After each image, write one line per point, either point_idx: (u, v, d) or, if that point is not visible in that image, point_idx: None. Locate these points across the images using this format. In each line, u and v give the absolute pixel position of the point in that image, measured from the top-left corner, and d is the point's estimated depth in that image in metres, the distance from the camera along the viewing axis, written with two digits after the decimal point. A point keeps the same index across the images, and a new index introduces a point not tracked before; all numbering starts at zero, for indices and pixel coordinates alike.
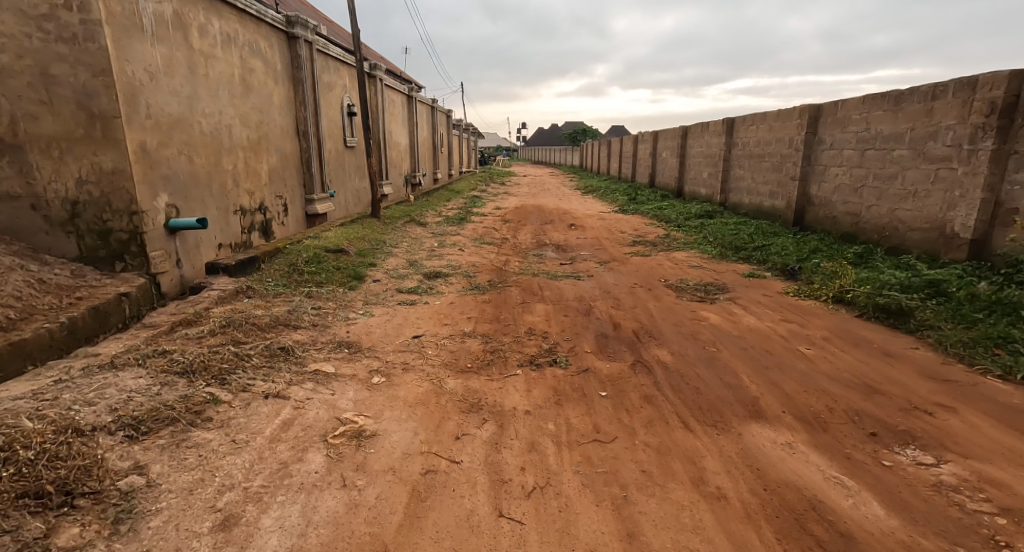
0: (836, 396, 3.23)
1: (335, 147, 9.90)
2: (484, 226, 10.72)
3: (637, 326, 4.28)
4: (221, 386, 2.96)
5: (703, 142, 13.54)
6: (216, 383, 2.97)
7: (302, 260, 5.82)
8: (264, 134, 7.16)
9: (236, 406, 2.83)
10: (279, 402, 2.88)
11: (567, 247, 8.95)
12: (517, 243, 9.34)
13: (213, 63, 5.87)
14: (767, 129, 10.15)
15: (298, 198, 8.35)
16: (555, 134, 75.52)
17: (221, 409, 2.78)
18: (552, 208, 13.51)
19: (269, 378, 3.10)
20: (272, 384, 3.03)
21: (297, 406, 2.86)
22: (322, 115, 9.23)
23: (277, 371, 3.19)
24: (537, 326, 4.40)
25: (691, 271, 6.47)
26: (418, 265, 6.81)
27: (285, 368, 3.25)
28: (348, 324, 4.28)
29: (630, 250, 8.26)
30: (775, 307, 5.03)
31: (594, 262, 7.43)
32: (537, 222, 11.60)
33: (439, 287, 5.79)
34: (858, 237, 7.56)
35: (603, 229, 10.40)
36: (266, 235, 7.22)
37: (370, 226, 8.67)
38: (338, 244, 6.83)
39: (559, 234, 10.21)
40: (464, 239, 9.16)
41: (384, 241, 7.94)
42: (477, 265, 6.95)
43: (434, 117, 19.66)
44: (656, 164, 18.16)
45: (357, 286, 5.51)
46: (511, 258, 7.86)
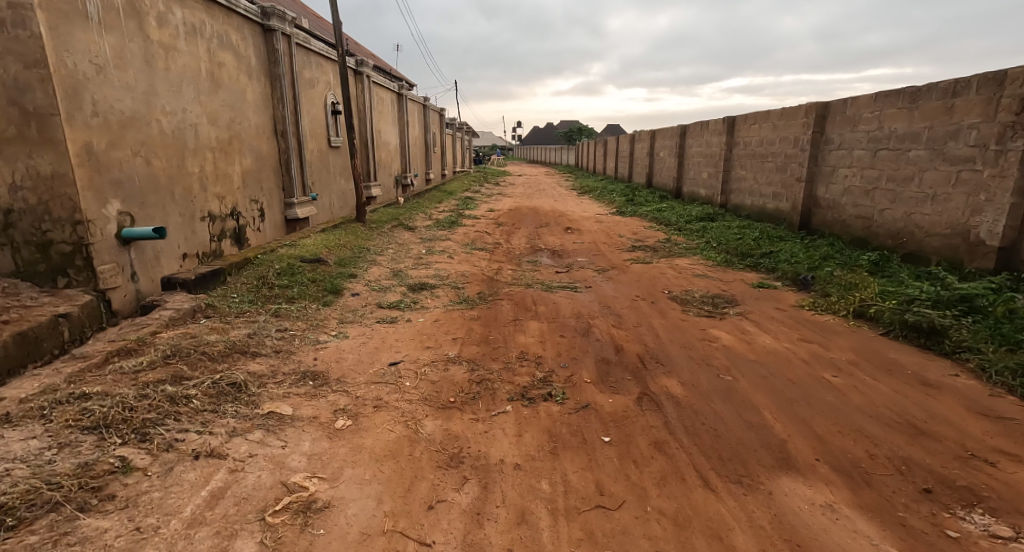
0: (876, 438, 2.76)
1: (318, 147, 9.42)
2: (476, 230, 10.25)
3: (642, 350, 3.83)
4: (139, 446, 2.46)
5: (703, 142, 13.10)
6: (133, 441, 2.48)
7: (273, 272, 5.32)
8: (237, 134, 6.75)
9: (153, 474, 2.33)
10: (211, 465, 2.40)
11: (563, 253, 8.50)
12: (510, 249, 8.87)
13: (174, 56, 5.42)
14: (770, 127, 9.72)
15: (276, 202, 7.87)
16: (550, 133, 75.00)
17: (130, 481, 2.28)
18: (548, 209, 13.04)
19: (206, 429, 2.60)
20: (206, 440, 2.54)
21: (233, 469, 2.38)
22: (303, 113, 8.77)
23: (219, 417, 2.70)
24: (530, 350, 3.94)
25: (695, 281, 6.03)
26: (403, 275, 6.32)
27: (231, 412, 2.75)
28: (316, 349, 3.79)
29: (629, 256, 7.83)
30: (790, 323, 4.57)
31: (591, 270, 6.98)
32: (532, 225, 11.13)
33: (424, 301, 5.32)
34: (870, 242, 7.08)
35: (601, 233, 9.94)
36: (238, 243, 6.75)
37: (354, 232, 8.16)
38: (316, 254, 6.33)
39: (554, 238, 9.75)
40: (455, 245, 8.67)
41: (367, 249, 7.44)
42: (466, 275, 6.48)
43: (426, 116, 19.19)
44: (653, 164, 17.72)
45: (334, 301, 5.03)
46: (502, 266, 7.38)
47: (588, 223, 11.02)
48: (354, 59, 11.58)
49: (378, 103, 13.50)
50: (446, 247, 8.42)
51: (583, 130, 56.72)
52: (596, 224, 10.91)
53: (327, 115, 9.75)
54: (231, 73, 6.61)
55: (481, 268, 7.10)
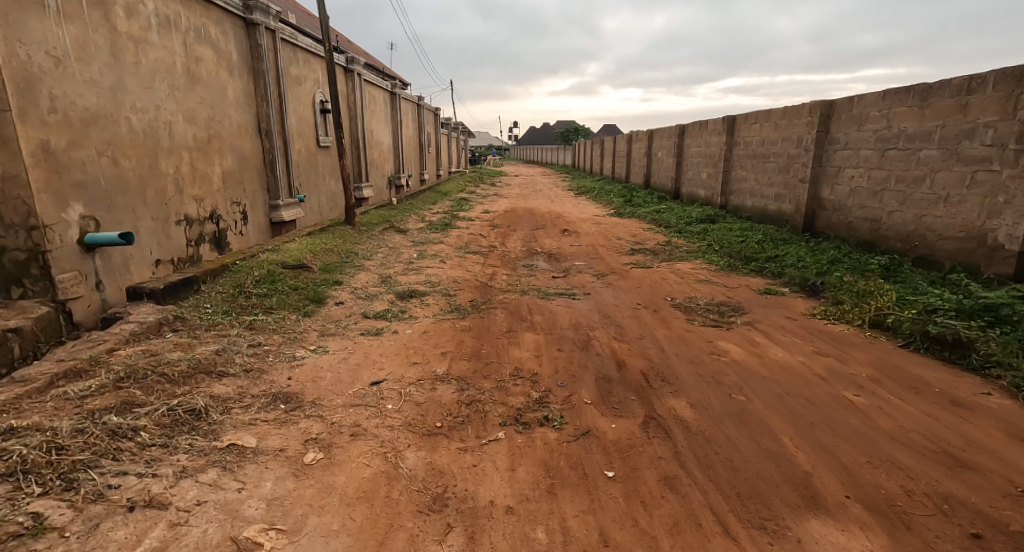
0: (911, 469, 2.45)
1: (304, 146, 9.10)
2: (470, 232, 9.94)
3: (645, 366, 3.53)
4: (65, 494, 2.15)
5: (702, 142, 12.82)
6: (60, 488, 2.16)
7: (252, 280, 4.99)
8: (216, 132, 6.45)
9: (74, 532, 2.01)
10: (148, 517, 2.09)
11: (559, 257, 8.20)
12: (505, 252, 8.56)
13: (144, 50, 5.12)
14: (772, 127, 9.44)
15: (260, 205, 7.57)
16: (546, 134, 74.77)
17: (47, 541, 1.96)
18: (544, 211, 12.73)
19: (149, 472, 2.29)
20: (147, 485, 2.23)
21: (174, 522, 2.08)
22: (289, 111, 8.46)
23: (167, 455, 2.39)
24: (526, 366, 3.63)
25: (699, 287, 5.74)
26: (391, 282, 6.00)
27: (183, 448, 2.44)
28: (291, 366, 3.47)
29: (629, 260, 7.55)
30: (800, 333, 4.26)
31: (589, 276, 6.68)
32: (528, 227, 10.84)
33: (413, 310, 5.00)
34: (877, 245, 6.76)
35: (598, 235, 9.65)
36: (218, 248, 6.45)
37: (341, 235, 7.83)
38: (300, 259, 5.99)
39: (551, 241, 9.44)
40: (448, 248, 8.35)
41: (355, 253, 7.10)
42: (459, 281, 6.16)
43: (421, 116, 18.89)
44: (651, 164, 17.43)
45: (316, 311, 4.71)
46: (495, 270, 7.07)
47: (586, 225, 10.72)
48: (344, 56, 11.27)
49: (370, 102, 13.17)
50: (438, 251, 8.10)
51: (580, 130, 56.41)
52: (594, 226, 10.62)
53: (314, 113, 9.46)
54: (209, 69, 6.31)
55: (474, 273, 6.78)
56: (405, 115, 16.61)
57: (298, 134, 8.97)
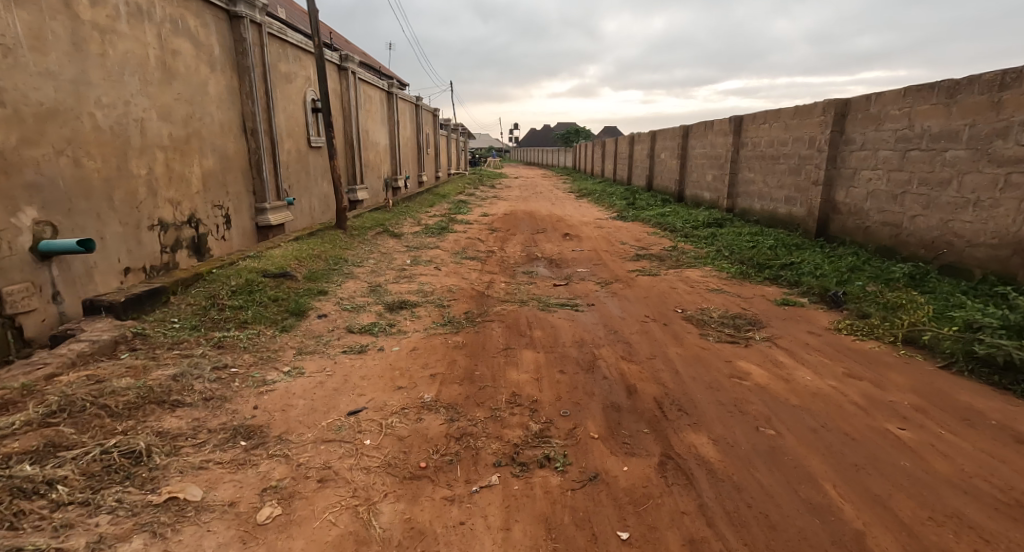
0: (987, 531, 2.06)
1: (292, 146, 8.71)
2: (468, 236, 9.54)
3: (658, 391, 3.13)
4: None
5: (707, 143, 12.43)
6: None
7: (227, 291, 4.58)
8: (195, 131, 6.08)
9: None
10: None
11: (560, 263, 7.81)
12: (503, 258, 8.15)
13: (113, 41, 4.76)
14: (781, 127, 8.96)
15: (245, 209, 7.21)
16: (547, 136, 74.38)
17: None
18: (545, 214, 12.33)
19: (54, 542, 1.93)
20: None
21: None
22: (276, 109, 8.11)
23: (83, 519, 2.03)
24: (524, 391, 3.24)
25: (711, 297, 5.34)
26: (380, 291, 5.60)
27: (104, 506, 2.09)
28: (260, 393, 3.06)
29: (636, 266, 7.16)
30: (826, 351, 3.85)
31: (592, 284, 6.28)
32: (528, 231, 10.45)
33: (402, 324, 4.60)
34: (899, 251, 6.35)
35: (601, 240, 9.26)
36: (198, 254, 6.08)
37: (331, 240, 7.42)
38: (283, 267, 5.58)
39: (552, 246, 9.05)
40: (444, 254, 7.94)
41: (344, 259, 6.70)
42: (453, 290, 5.75)
43: (419, 117, 18.53)
44: (654, 165, 17.03)
45: (296, 325, 4.32)
46: (492, 278, 6.67)
47: (588, 229, 10.33)
48: (337, 54, 10.90)
49: (365, 101, 12.79)
50: (433, 256, 7.69)
51: (581, 132, 56.05)
52: (597, 230, 10.22)
53: (304, 112, 9.09)
54: (187, 63, 5.94)
55: (470, 281, 6.37)
56: (402, 115, 16.23)
57: (287, 134, 8.59)
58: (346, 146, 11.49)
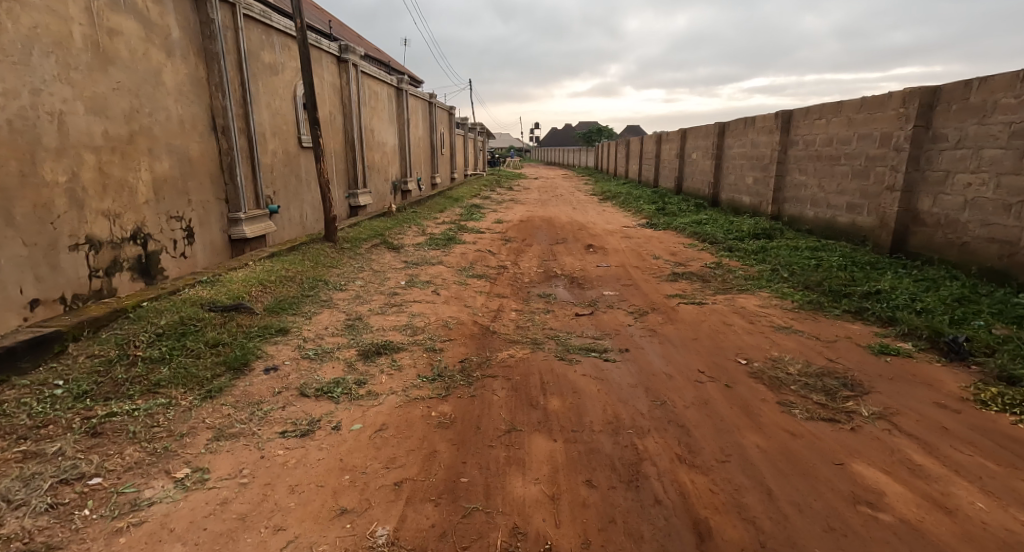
0: None
1: (275, 147, 7.72)
2: (478, 248, 8.43)
3: (745, 538, 2.01)
4: None
5: (746, 143, 11.08)
6: None
7: (146, 338, 3.52)
8: (141, 128, 5.12)
9: None
10: None
11: (583, 285, 6.62)
12: (517, 276, 7.04)
13: (13, 12, 3.84)
14: (839, 122, 7.72)
15: (213, 223, 6.31)
16: (567, 135, 73.34)
17: None
18: (565, 220, 11.14)
19: None
20: None
21: None
22: (254, 103, 7.09)
23: None
24: (530, 523, 2.12)
25: (776, 335, 4.13)
26: (358, 327, 4.50)
27: None
28: (113, 535, 2.05)
29: (675, 288, 5.97)
30: (970, 439, 2.64)
31: (621, 315, 5.12)
32: (546, 241, 9.31)
33: (373, 383, 3.48)
34: (1014, 276, 5.04)
35: (630, 253, 8.06)
36: (146, 276, 5.16)
37: (314, 257, 6.38)
38: (239, 298, 4.53)
39: (573, 261, 7.90)
40: (447, 272, 6.83)
41: (323, 281, 5.66)
42: (450, 324, 4.63)
43: (433, 115, 17.54)
44: (685, 166, 15.73)
45: (232, 387, 3.23)
46: (500, 305, 5.53)
47: (614, 239, 9.12)
48: (336, 44, 9.90)
49: (370, 97, 11.75)
50: (434, 275, 6.59)
51: (603, 130, 54.47)
52: (625, 240, 9.00)
53: (292, 109, 8.11)
54: (131, 46, 4.98)
55: (473, 309, 5.24)
56: (413, 114, 15.18)
57: (271, 133, 7.60)
58: (347, 146, 10.46)
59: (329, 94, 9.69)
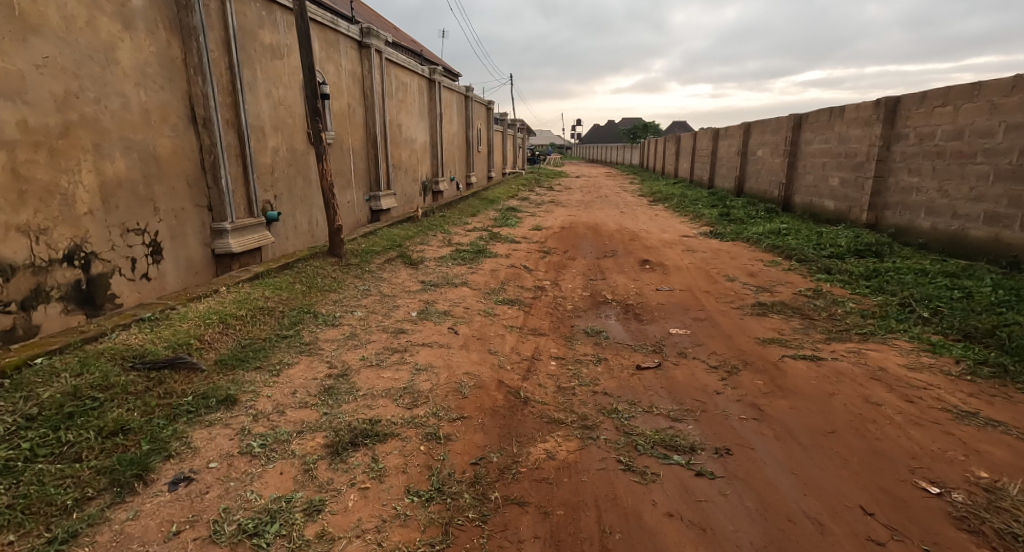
0: None
1: (276, 144, 6.62)
2: (513, 263, 7.19)
3: None
4: None
5: (832, 138, 9.38)
6: None
7: (3, 428, 2.36)
8: (82, 118, 4.07)
9: None
10: None
11: (643, 319, 5.24)
12: (557, 303, 5.76)
13: None
14: (974, 109, 6.07)
15: (190, 235, 5.22)
16: (610, 132, 71.42)
17: None
18: (615, 228, 9.73)
19: None
20: None
21: None
22: (246, 90, 5.99)
23: None
24: None
25: (962, 430, 2.66)
26: (338, 391, 3.27)
27: None
28: None
29: (768, 328, 4.53)
30: None
31: (703, 373, 3.73)
32: (593, 254, 7.99)
33: (332, 510, 2.24)
34: None
35: (696, 272, 6.64)
36: (88, 306, 4.13)
37: (309, 280, 5.22)
38: (181, 349, 3.34)
39: (625, 282, 6.56)
40: (472, 298, 5.56)
41: (309, 312, 4.49)
42: (466, 389, 3.34)
43: (471, 110, 16.43)
44: (749, 165, 14.04)
45: (100, 525, 2.09)
46: (537, 351, 4.23)
47: (675, 254, 7.68)
48: (357, 27, 8.76)
49: (398, 89, 10.60)
50: (455, 302, 5.33)
51: (649, 126, 52.22)
52: (688, 255, 7.55)
53: (299, 99, 7.00)
54: (66, 12, 3.93)
55: (501, 360, 3.95)
56: (447, 108, 13.99)
57: (271, 127, 6.51)
58: (369, 143, 9.34)
59: (347, 84, 8.58)
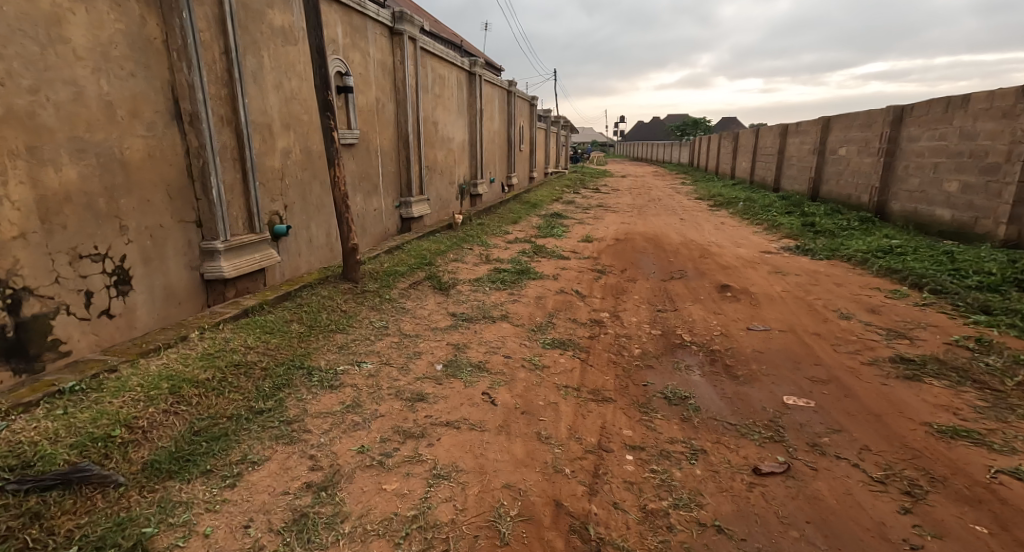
0: None
1: (287, 145, 5.61)
2: (562, 287, 6.03)
3: None
4: None
5: (950, 134, 7.81)
6: None
7: None
8: (9, 112, 3.13)
9: None
10: None
11: (739, 379, 3.98)
12: (619, 348, 4.59)
13: None
14: None
15: (172, 259, 4.19)
16: (656, 130, 69.19)
17: None
18: (679, 241, 8.41)
19: None
20: None
21: None
22: (247, 79, 4.98)
23: None
24: None
25: None
26: (312, 523, 2.19)
27: None
28: None
29: (934, 405, 3.19)
30: None
31: (870, 497, 2.46)
32: (656, 276, 6.74)
33: None
34: None
35: (794, 305, 5.31)
36: (17, 358, 3.19)
37: (314, 317, 4.19)
38: (90, 451, 2.30)
39: (702, 317, 5.30)
40: (514, 340, 4.42)
41: (302, 369, 3.42)
42: (506, 529, 2.25)
43: (514, 106, 15.32)
44: (829, 166, 12.41)
45: None
46: (605, 436, 3.04)
47: (760, 278, 6.33)
48: (387, 11, 7.72)
49: (434, 83, 9.56)
50: (492, 348, 4.21)
51: (698, 123, 50.05)
52: (777, 281, 6.19)
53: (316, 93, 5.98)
54: None
55: (556, 456, 2.78)
56: (488, 105, 12.93)
57: (281, 124, 5.51)
58: (400, 143, 8.32)
59: (376, 77, 7.56)
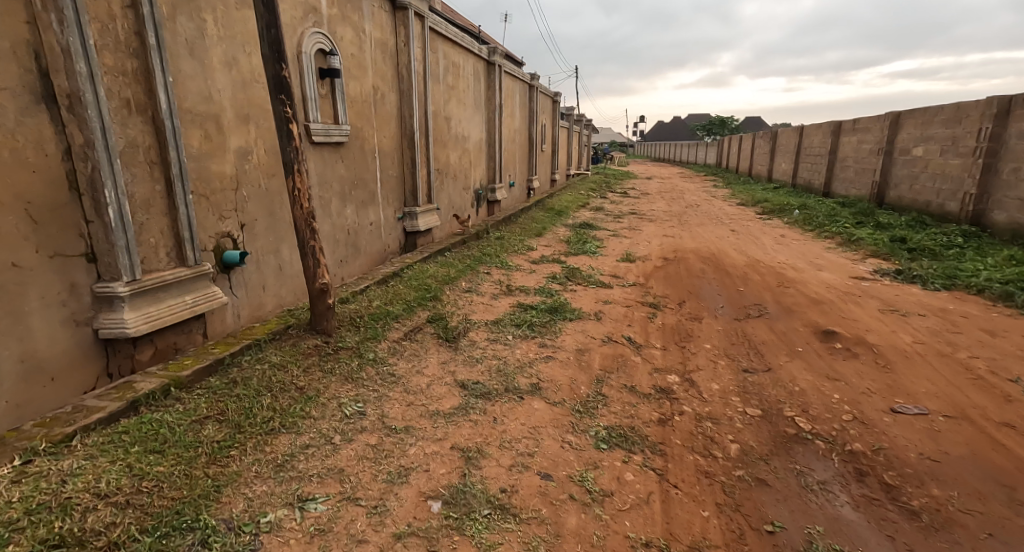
0: None
1: (247, 143, 4.13)
2: (608, 332, 4.53)
3: None
4: None
5: None
6: None
7: None
8: None
9: None
10: None
11: (926, 526, 2.49)
12: (709, 445, 3.07)
13: None
14: None
15: (41, 313, 2.75)
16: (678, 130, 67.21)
17: None
18: (744, 263, 6.84)
19: None
20: None
21: None
22: (176, 49, 3.51)
23: None
24: None
25: None
26: None
27: None
28: None
29: None
30: None
31: None
32: (727, 313, 5.19)
33: None
34: None
35: (942, 375, 3.76)
36: None
37: (252, 408, 2.73)
38: None
39: (813, 386, 3.74)
40: (552, 437, 2.93)
41: (194, 531, 2.04)
42: None
43: (536, 101, 13.79)
44: (899, 169, 10.75)
45: None
46: None
47: (874, 321, 4.74)
48: None
49: (446, 72, 8.11)
50: (522, 456, 2.72)
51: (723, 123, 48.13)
52: (899, 328, 4.60)
53: None
54: None
55: None
56: (508, 99, 11.45)
57: (236, 114, 4.03)
58: (404, 142, 6.86)
59: (373, 60, 6.11)
